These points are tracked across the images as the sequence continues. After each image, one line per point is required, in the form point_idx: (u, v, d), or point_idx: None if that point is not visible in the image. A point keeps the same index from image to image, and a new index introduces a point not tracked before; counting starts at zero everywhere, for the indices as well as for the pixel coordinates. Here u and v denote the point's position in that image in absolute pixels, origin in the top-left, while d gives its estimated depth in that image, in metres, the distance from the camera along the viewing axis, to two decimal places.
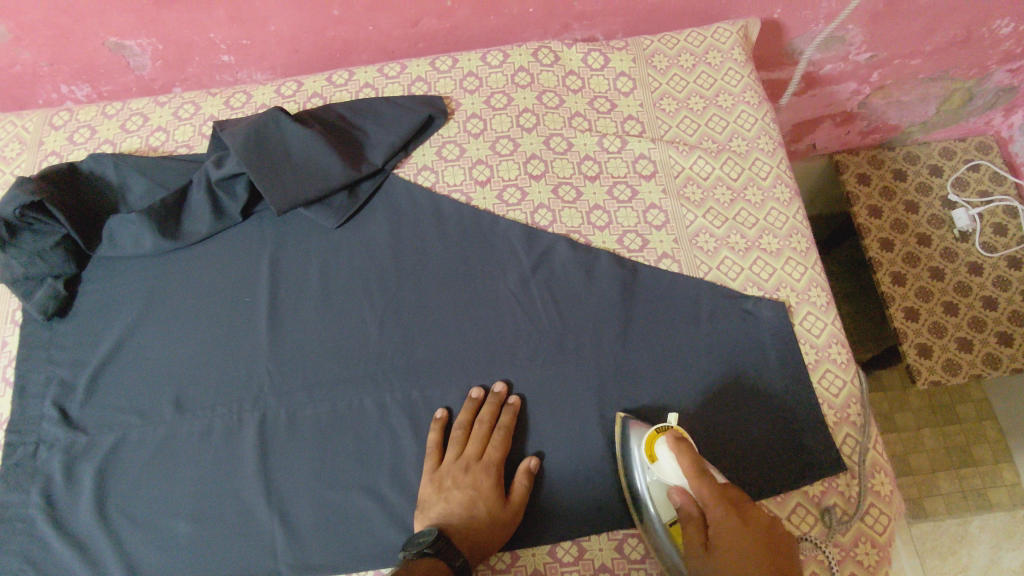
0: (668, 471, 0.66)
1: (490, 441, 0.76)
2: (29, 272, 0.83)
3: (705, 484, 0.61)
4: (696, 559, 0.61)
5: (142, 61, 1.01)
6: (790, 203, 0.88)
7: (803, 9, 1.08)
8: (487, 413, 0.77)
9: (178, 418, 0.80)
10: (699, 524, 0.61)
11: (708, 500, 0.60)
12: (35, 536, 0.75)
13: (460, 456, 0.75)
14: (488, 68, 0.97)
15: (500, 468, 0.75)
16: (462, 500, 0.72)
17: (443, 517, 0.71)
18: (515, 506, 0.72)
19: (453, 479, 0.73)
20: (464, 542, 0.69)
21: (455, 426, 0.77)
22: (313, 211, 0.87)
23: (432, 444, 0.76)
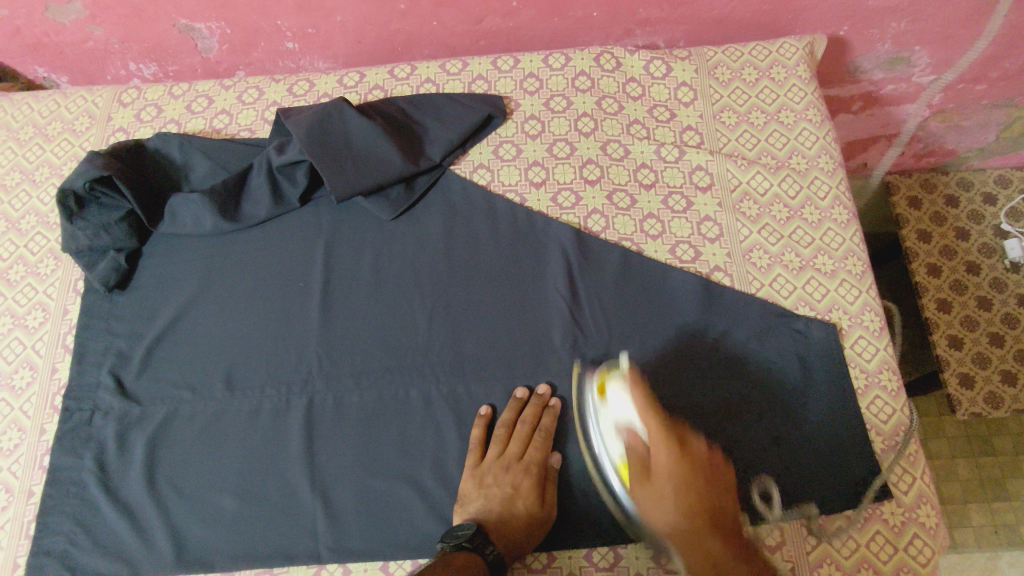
0: (624, 409, 0.67)
1: (532, 443, 0.76)
2: (92, 244, 0.85)
3: (655, 422, 0.63)
4: (654, 517, 0.59)
5: (210, 43, 1.03)
6: (848, 225, 0.87)
7: (870, 28, 1.06)
8: (530, 413, 0.78)
9: (228, 396, 0.82)
10: (657, 482, 0.60)
11: (661, 450, 0.61)
12: (86, 499, 0.78)
13: (502, 455, 0.76)
14: (549, 70, 0.97)
15: (540, 469, 0.76)
16: (501, 498, 0.73)
17: (481, 514, 0.72)
18: (550, 508, 0.73)
19: (494, 477, 0.75)
20: (501, 537, 0.70)
21: (498, 424, 0.78)
22: (370, 202, 0.88)
23: (475, 440, 0.77)
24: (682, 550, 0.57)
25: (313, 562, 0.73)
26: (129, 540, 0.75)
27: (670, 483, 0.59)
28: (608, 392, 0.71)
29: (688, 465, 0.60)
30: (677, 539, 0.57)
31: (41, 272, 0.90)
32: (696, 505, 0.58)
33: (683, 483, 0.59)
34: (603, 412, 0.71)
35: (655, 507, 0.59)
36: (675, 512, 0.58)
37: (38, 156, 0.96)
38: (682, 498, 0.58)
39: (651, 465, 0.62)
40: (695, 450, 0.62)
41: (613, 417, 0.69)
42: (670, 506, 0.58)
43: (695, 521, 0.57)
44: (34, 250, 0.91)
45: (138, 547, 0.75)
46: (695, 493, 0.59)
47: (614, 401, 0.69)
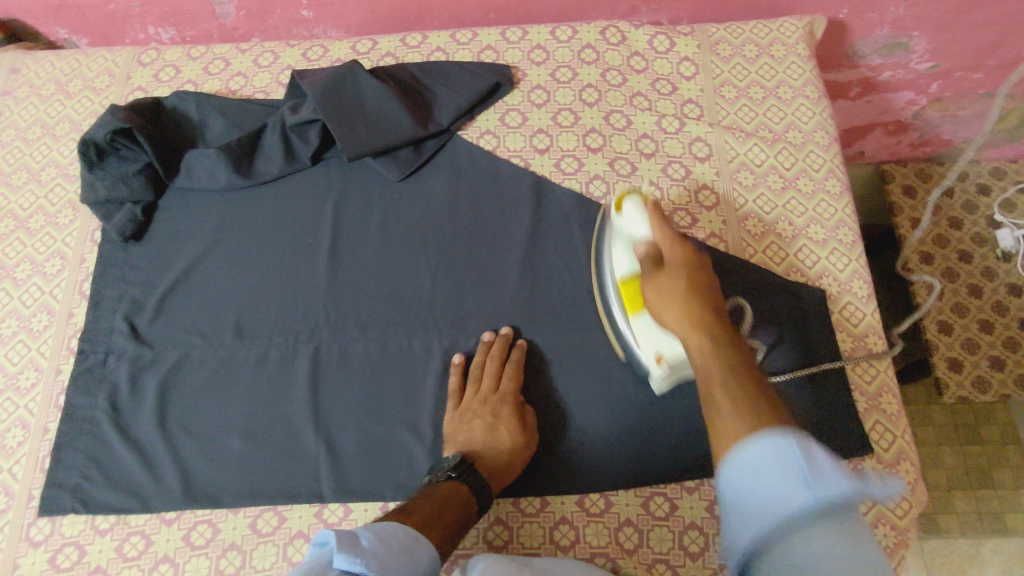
0: (638, 224, 0.70)
1: (505, 378, 0.79)
2: (110, 194, 0.89)
3: (678, 258, 0.64)
4: (660, 317, 0.63)
5: (227, 9, 1.06)
6: (841, 197, 0.90)
7: (869, 12, 1.09)
8: (499, 351, 0.81)
9: (237, 343, 0.85)
10: (670, 270, 0.64)
11: (676, 245, 0.65)
12: (100, 436, 0.81)
13: (478, 391, 0.79)
14: (556, 43, 1.00)
15: (516, 401, 0.79)
16: (481, 430, 0.76)
17: (468, 446, 0.76)
18: (530, 436, 0.77)
19: (472, 411, 0.78)
20: (484, 467, 0.74)
21: (472, 365, 0.81)
22: (379, 162, 0.92)
23: (453, 382, 0.81)
24: (687, 327, 0.59)
25: (316, 499, 0.77)
26: (139, 476, 0.78)
27: (672, 299, 0.61)
28: (624, 207, 0.72)
29: (694, 258, 0.64)
30: (680, 323, 0.60)
31: (59, 221, 0.93)
32: (698, 296, 0.60)
33: (692, 270, 0.63)
34: (620, 228, 0.74)
35: (660, 305, 0.63)
36: (682, 311, 0.60)
37: (59, 112, 0.99)
38: (688, 285, 0.62)
39: (662, 261, 0.66)
40: (701, 262, 0.64)
41: (629, 231, 0.71)
42: (676, 301, 0.61)
43: (697, 314, 0.59)
44: (53, 201, 0.94)
45: (148, 482, 0.78)
46: (704, 284, 0.62)
47: (629, 218, 0.71)
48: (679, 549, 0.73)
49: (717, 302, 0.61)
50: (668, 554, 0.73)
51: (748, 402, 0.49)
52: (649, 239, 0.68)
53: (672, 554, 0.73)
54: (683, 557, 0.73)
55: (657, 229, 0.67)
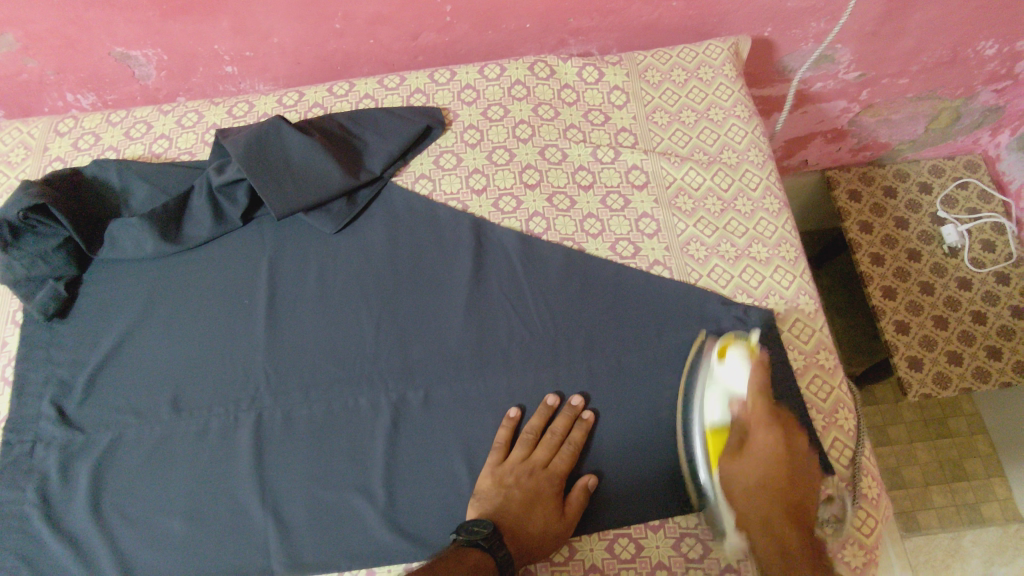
0: (739, 375, 0.74)
1: (559, 452, 0.76)
2: (30, 273, 0.84)
3: (768, 407, 0.73)
4: (738, 468, 0.71)
5: (147, 71, 1.03)
6: (779, 213, 0.90)
7: (792, 29, 1.11)
8: (561, 424, 0.77)
9: (175, 418, 0.81)
10: (748, 460, 0.71)
11: (763, 429, 0.72)
12: (30, 533, 0.76)
13: (527, 459, 0.76)
14: (485, 81, 1.00)
15: (563, 477, 0.75)
16: (522, 500, 0.72)
17: (498, 512, 0.71)
18: (569, 518, 0.72)
19: (515, 478, 0.74)
20: (514, 539, 0.70)
21: (526, 429, 0.78)
22: (312, 217, 0.89)
23: (500, 440, 0.77)
24: (759, 522, 0.68)
25: None
26: (74, 572, 0.73)
27: (754, 468, 0.70)
28: (728, 356, 0.75)
29: (785, 447, 0.71)
30: (765, 496, 0.69)
31: None
32: (783, 490, 0.69)
33: (771, 475, 0.70)
34: (716, 376, 0.76)
35: (744, 483, 0.70)
36: (768, 501, 0.68)
37: None
38: (767, 480, 0.70)
39: (748, 441, 0.72)
40: (795, 443, 0.72)
41: (729, 384, 0.75)
42: (755, 496, 0.69)
43: (780, 498, 0.69)
44: None
45: None
46: (782, 478, 0.70)
47: (732, 370, 0.75)
48: None
49: (800, 484, 0.70)
50: None
51: (809, 565, 0.65)
52: (750, 390, 0.73)
53: None
54: None
55: (752, 399, 0.73)
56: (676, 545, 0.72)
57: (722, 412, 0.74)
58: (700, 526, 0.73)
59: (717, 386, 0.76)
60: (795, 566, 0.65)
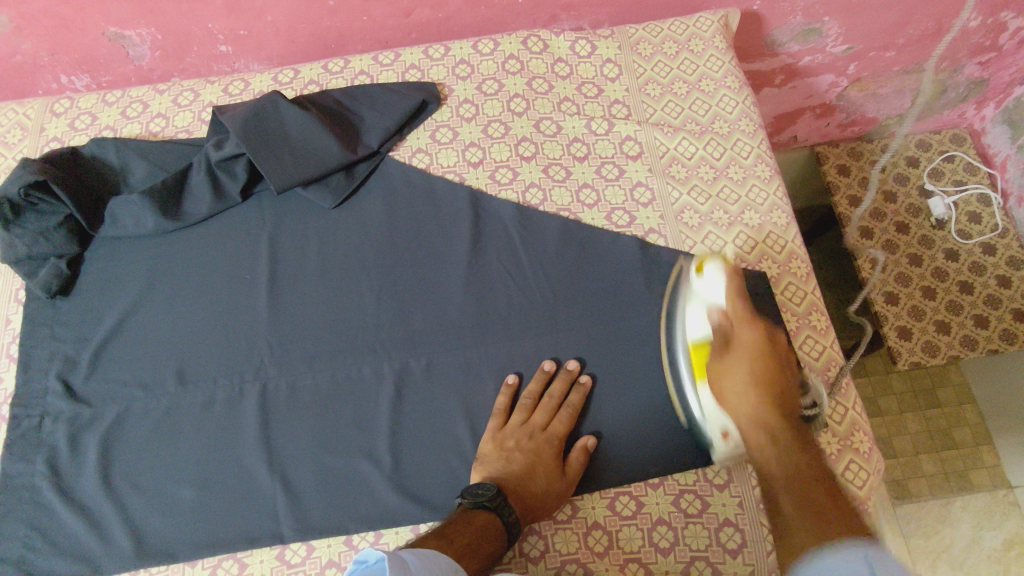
0: (715, 287, 0.77)
1: (557, 415, 0.78)
2: (32, 251, 0.85)
3: (746, 306, 0.74)
4: (728, 401, 0.70)
5: (141, 51, 1.04)
6: (771, 180, 0.92)
7: (780, 2, 1.12)
8: (558, 388, 0.79)
9: (181, 390, 0.82)
10: (734, 352, 0.72)
11: (747, 326, 0.73)
12: (41, 504, 0.77)
13: (526, 422, 0.77)
14: (479, 56, 1.01)
15: (563, 438, 0.77)
16: (523, 462, 0.74)
17: (502, 475, 0.73)
18: (568, 479, 0.74)
19: (515, 442, 0.76)
20: (518, 500, 0.71)
21: (525, 394, 0.79)
22: (311, 192, 0.90)
23: (501, 406, 0.78)
24: (752, 427, 0.66)
25: (276, 542, 0.74)
26: (87, 540, 0.75)
27: (750, 357, 0.71)
28: (706, 271, 0.78)
29: (768, 341, 0.72)
30: (754, 402, 0.67)
31: None
32: (769, 386, 0.68)
33: (761, 360, 0.70)
34: (695, 290, 0.80)
35: (727, 384, 0.70)
36: (756, 400, 0.67)
37: None
38: (754, 366, 0.70)
39: (730, 338, 0.73)
40: (772, 338, 0.73)
41: (706, 295, 0.77)
42: (747, 389, 0.68)
43: (768, 402, 0.67)
44: None
45: (97, 545, 0.74)
46: (769, 375, 0.69)
47: (709, 282, 0.77)
48: (649, 546, 0.72)
49: (788, 395, 0.69)
50: (639, 553, 0.72)
51: (813, 487, 0.57)
52: (731, 307, 0.74)
53: (643, 551, 0.72)
54: (654, 553, 0.72)
55: (728, 300, 0.75)
56: (676, 501, 0.74)
57: (700, 326, 0.77)
58: (699, 482, 0.75)
59: (698, 296, 0.78)
60: (806, 493, 0.57)
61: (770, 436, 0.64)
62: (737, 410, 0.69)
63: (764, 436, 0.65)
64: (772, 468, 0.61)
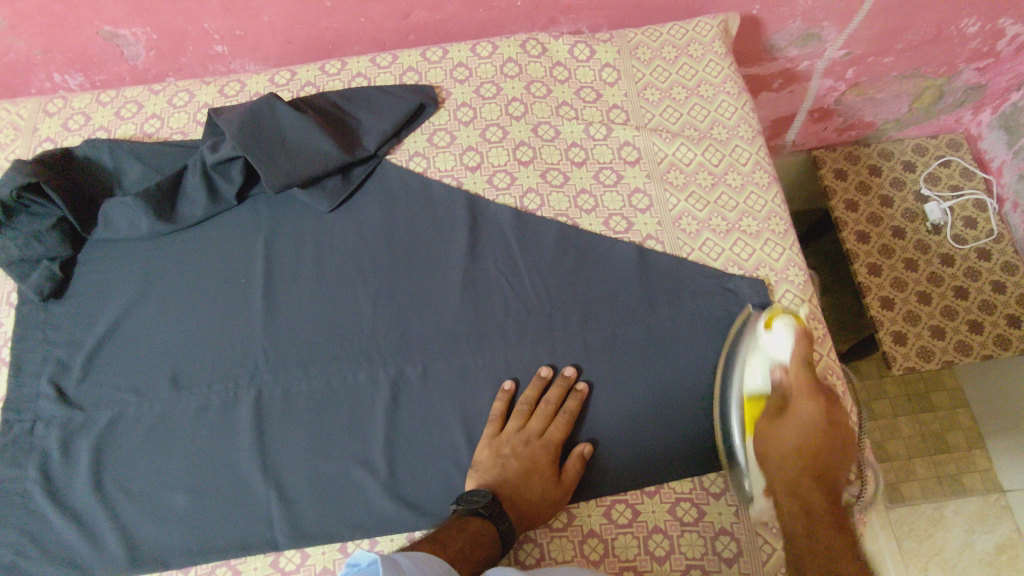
0: (783, 348, 0.72)
1: (554, 421, 0.77)
2: (24, 253, 0.84)
3: (811, 376, 0.68)
4: (773, 451, 0.67)
5: (136, 50, 1.03)
6: (769, 187, 0.92)
7: (780, 6, 1.12)
8: (555, 394, 0.78)
9: (175, 395, 0.81)
10: (789, 416, 0.68)
11: (806, 399, 0.67)
12: (33, 509, 0.76)
13: (522, 428, 0.77)
14: (477, 59, 1.00)
15: (559, 444, 0.76)
16: (519, 469, 0.73)
17: (497, 482, 0.73)
18: (566, 486, 0.74)
19: (511, 449, 0.75)
20: (513, 507, 0.71)
21: (521, 401, 0.79)
22: (307, 195, 0.90)
23: (496, 412, 0.78)
24: (784, 487, 0.65)
25: (270, 549, 0.73)
26: (79, 547, 0.74)
27: (799, 428, 0.66)
28: (774, 326, 0.73)
29: (831, 418, 0.66)
30: (793, 476, 0.64)
31: None
32: (821, 455, 0.64)
33: (819, 455, 0.64)
34: (761, 345, 0.75)
35: (782, 437, 0.67)
36: (796, 484, 0.64)
37: None
38: (803, 465, 0.64)
39: (791, 404, 0.68)
40: (837, 412, 0.67)
41: (770, 350, 0.73)
42: (789, 461, 0.65)
43: (811, 474, 0.64)
44: None
45: (89, 551, 0.74)
46: (817, 450, 0.64)
47: (778, 339, 0.72)
48: (644, 555, 0.72)
49: (835, 473, 0.64)
50: (635, 561, 0.72)
51: None
52: (793, 358, 0.69)
53: (639, 560, 0.72)
54: (650, 562, 0.72)
55: (793, 362, 0.69)
56: (672, 509, 0.74)
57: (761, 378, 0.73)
58: (695, 491, 0.75)
59: (762, 351, 0.74)
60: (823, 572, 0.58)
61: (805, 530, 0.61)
62: (771, 475, 0.67)
63: (810, 528, 0.61)
64: (798, 538, 0.61)
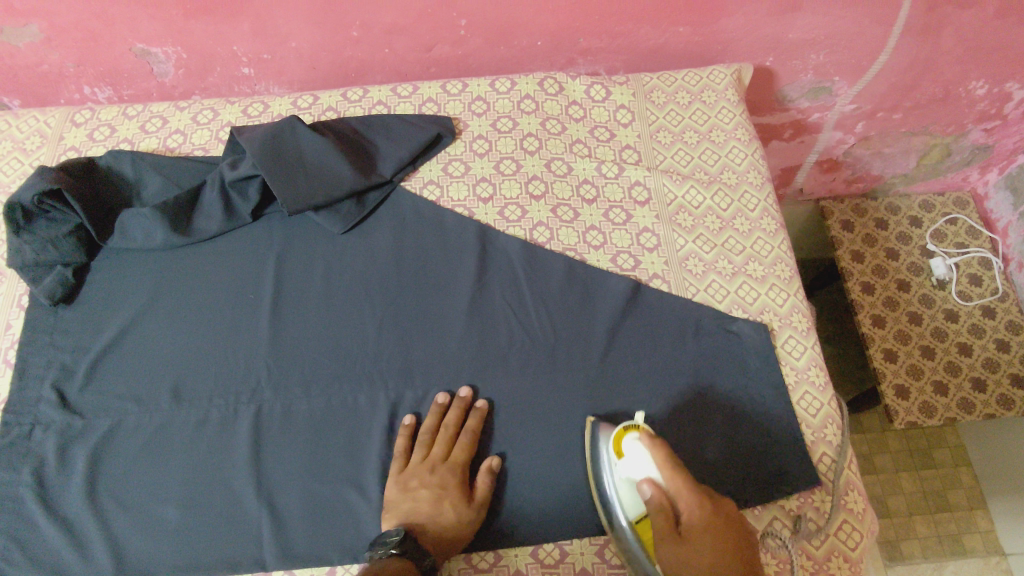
0: (642, 399, 0.73)
1: (456, 444, 0.78)
2: (39, 257, 0.85)
3: (685, 476, 0.66)
4: (660, 485, 0.66)
5: (165, 68, 1.06)
6: (776, 234, 0.93)
7: (792, 60, 1.15)
8: (453, 418, 0.79)
9: (175, 406, 0.82)
10: (688, 539, 0.63)
11: (676, 426, 0.69)
12: (23, 515, 0.76)
13: (427, 457, 0.77)
14: (496, 94, 1.03)
15: (467, 469, 0.77)
16: (430, 498, 0.73)
17: (411, 514, 0.73)
18: (480, 507, 0.74)
19: (419, 480, 0.75)
20: (431, 542, 0.71)
21: (433, 429, 0.79)
22: (321, 216, 0.91)
23: (400, 446, 0.78)
24: (688, 506, 0.64)
25: (259, 569, 0.73)
26: (66, 555, 0.73)
27: (681, 462, 0.67)
28: (631, 380, 0.75)
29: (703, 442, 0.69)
30: (690, 495, 0.64)
31: None
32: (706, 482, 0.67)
33: (716, 541, 0.63)
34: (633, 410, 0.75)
35: (665, 480, 0.66)
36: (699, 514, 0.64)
37: None
38: (714, 562, 0.61)
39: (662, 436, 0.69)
40: (711, 439, 0.71)
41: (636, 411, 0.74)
42: (679, 475, 0.65)
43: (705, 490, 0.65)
44: None
45: (77, 560, 0.73)
46: (706, 487, 0.66)
47: (638, 388, 0.74)
48: None
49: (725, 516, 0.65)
50: None
51: None
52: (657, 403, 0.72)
53: None
54: None
55: (661, 398, 0.71)
56: None
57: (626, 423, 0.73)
58: None
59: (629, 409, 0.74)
60: None
61: (707, 530, 0.63)
62: (671, 500, 0.65)
63: None
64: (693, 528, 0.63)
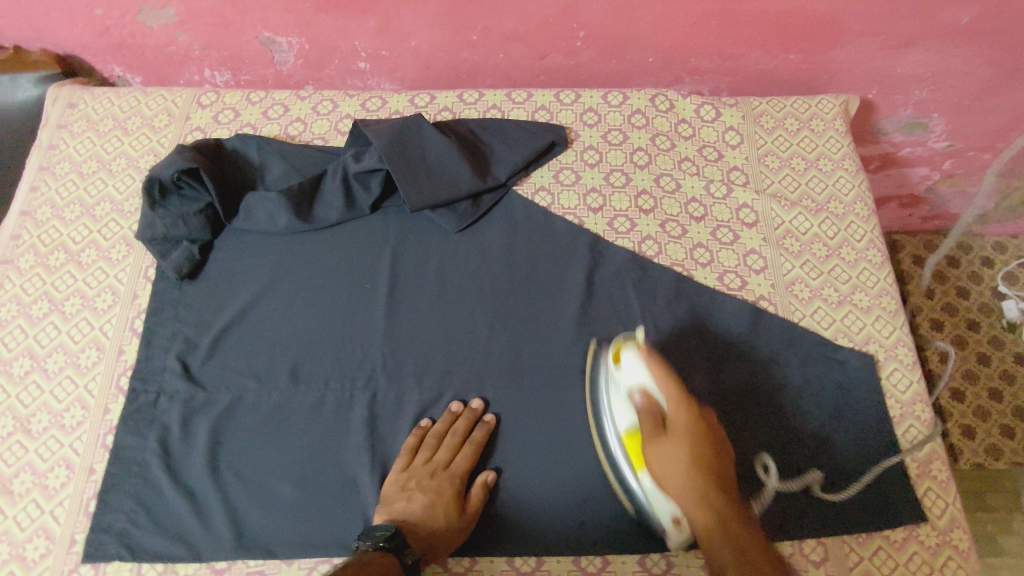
0: (637, 375, 0.73)
1: (461, 452, 0.79)
2: (169, 232, 0.89)
3: (684, 410, 0.69)
4: (663, 480, 0.68)
5: (286, 57, 1.09)
6: (882, 266, 0.94)
7: (895, 94, 1.16)
8: (463, 423, 0.81)
9: (293, 385, 0.84)
10: (673, 438, 0.68)
11: (680, 405, 0.69)
12: (148, 479, 0.78)
13: (429, 462, 0.78)
14: (607, 107, 1.05)
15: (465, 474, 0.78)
16: (423, 503, 0.75)
17: (400, 514, 0.74)
18: (471, 514, 0.76)
19: (418, 482, 0.77)
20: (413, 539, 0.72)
21: (449, 433, 0.80)
22: (438, 213, 0.94)
23: (407, 447, 0.80)
24: (690, 504, 0.66)
25: None
26: (189, 522, 0.76)
27: (682, 454, 0.67)
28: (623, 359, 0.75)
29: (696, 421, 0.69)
30: (688, 494, 0.66)
31: (112, 257, 0.92)
32: (708, 472, 0.66)
33: (699, 445, 0.67)
34: (617, 380, 0.77)
35: (668, 475, 0.67)
36: (686, 491, 0.66)
37: (115, 148, 1.00)
38: (692, 459, 0.67)
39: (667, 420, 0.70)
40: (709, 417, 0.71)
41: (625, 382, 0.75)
42: (682, 473, 0.66)
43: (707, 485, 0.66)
44: (107, 236, 0.93)
45: (198, 529, 0.76)
46: (705, 464, 0.67)
47: (627, 368, 0.74)
48: None
49: (729, 488, 0.67)
50: None
51: None
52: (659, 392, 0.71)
53: None
54: None
55: (659, 381, 0.71)
56: None
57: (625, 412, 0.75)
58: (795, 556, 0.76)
59: (618, 387, 0.76)
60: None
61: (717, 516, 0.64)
62: (677, 496, 0.67)
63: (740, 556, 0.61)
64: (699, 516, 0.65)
